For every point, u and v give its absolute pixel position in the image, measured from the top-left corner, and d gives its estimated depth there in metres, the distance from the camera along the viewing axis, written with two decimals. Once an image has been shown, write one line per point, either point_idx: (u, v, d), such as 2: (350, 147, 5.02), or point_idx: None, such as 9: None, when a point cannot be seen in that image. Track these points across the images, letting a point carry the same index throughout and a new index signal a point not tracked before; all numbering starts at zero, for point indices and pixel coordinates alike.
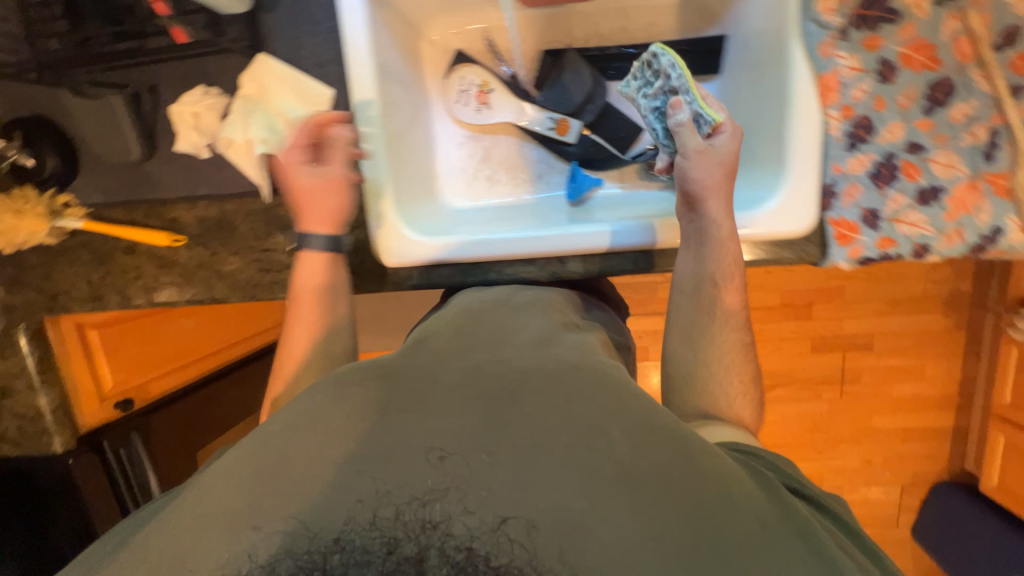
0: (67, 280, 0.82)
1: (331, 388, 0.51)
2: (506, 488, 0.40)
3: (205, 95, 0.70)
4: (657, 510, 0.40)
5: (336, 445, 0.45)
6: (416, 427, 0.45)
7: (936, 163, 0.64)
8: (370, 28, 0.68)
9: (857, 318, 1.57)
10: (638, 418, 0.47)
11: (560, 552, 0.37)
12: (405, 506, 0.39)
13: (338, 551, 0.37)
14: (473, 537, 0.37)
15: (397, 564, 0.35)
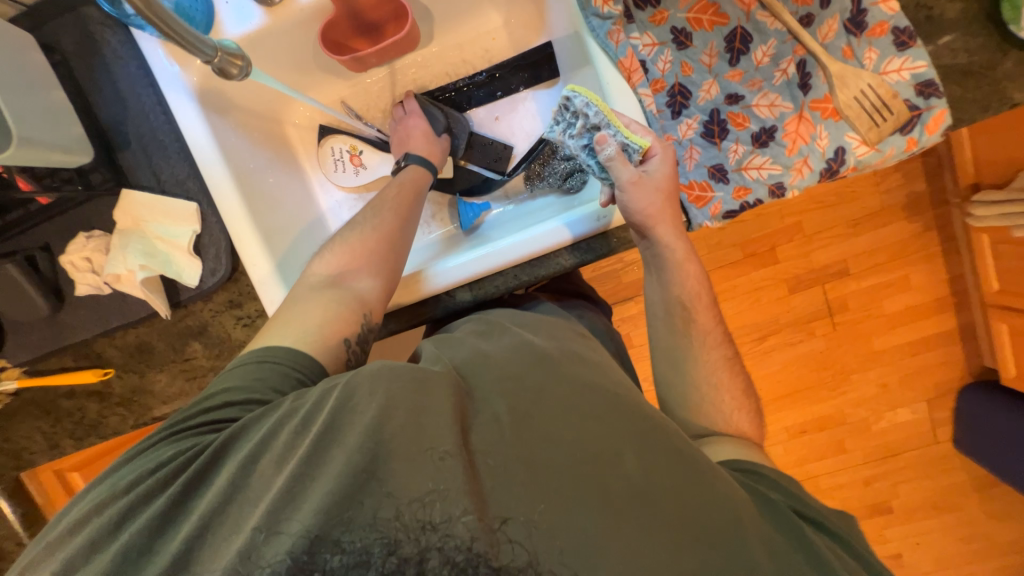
0: (23, 438, 0.86)
1: (372, 376, 0.48)
2: (513, 500, 0.43)
3: (87, 240, 0.75)
4: (659, 516, 0.44)
5: (358, 444, 0.45)
6: (416, 444, 0.44)
7: (759, 107, 0.67)
8: (215, 139, 0.75)
9: (825, 247, 1.42)
10: (654, 436, 0.50)
11: (558, 552, 0.42)
12: (406, 507, 0.42)
13: (340, 552, 0.41)
14: (473, 539, 0.41)
15: (399, 564, 0.41)
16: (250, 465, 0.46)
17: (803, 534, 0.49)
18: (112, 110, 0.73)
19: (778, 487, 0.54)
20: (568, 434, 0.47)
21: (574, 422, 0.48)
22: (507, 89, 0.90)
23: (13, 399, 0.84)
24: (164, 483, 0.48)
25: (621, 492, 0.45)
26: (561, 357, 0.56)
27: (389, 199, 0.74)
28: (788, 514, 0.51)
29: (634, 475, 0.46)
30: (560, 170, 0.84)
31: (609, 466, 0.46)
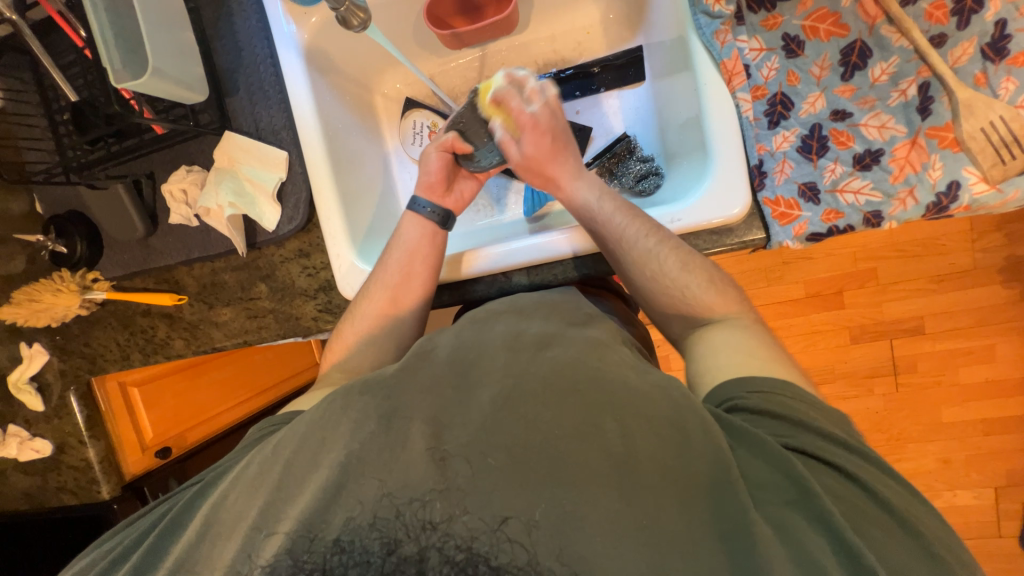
0: (102, 344, 0.95)
1: (335, 401, 0.46)
2: (509, 490, 0.38)
3: (187, 173, 0.81)
4: (652, 504, 0.38)
5: (336, 452, 0.42)
6: (409, 428, 0.42)
7: (867, 127, 0.63)
8: (313, 96, 0.79)
9: (902, 298, 1.30)
10: (631, 403, 0.42)
11: (559, 550, 0.36)
12: (406, 506, 0.38)
13: (338, 551, 0.37)
14: (473, 538, 0.36)
15: (398, 564, 0.36)
16: (238, 485, 0.45)
17: (805, 484, 0.40)
18: (228, 58, 0.79)
19: (770, 423, 0.46)
20: (543, 416, 0.41)
21: (547, 403, 0.42)
22: (589, 87, 0.89)
23: (98, 308, 0.93)
24: (172, 504, 0.52)
25: (601, 468, 0.39)
26: (597, 343, 0.52)
27: (393, 257, 0.72)
28: (792, 467, 0.41)
29: (614, 446, 0.40)
30: (634, 171, 0.84)
31: (596, 457, 0.39)
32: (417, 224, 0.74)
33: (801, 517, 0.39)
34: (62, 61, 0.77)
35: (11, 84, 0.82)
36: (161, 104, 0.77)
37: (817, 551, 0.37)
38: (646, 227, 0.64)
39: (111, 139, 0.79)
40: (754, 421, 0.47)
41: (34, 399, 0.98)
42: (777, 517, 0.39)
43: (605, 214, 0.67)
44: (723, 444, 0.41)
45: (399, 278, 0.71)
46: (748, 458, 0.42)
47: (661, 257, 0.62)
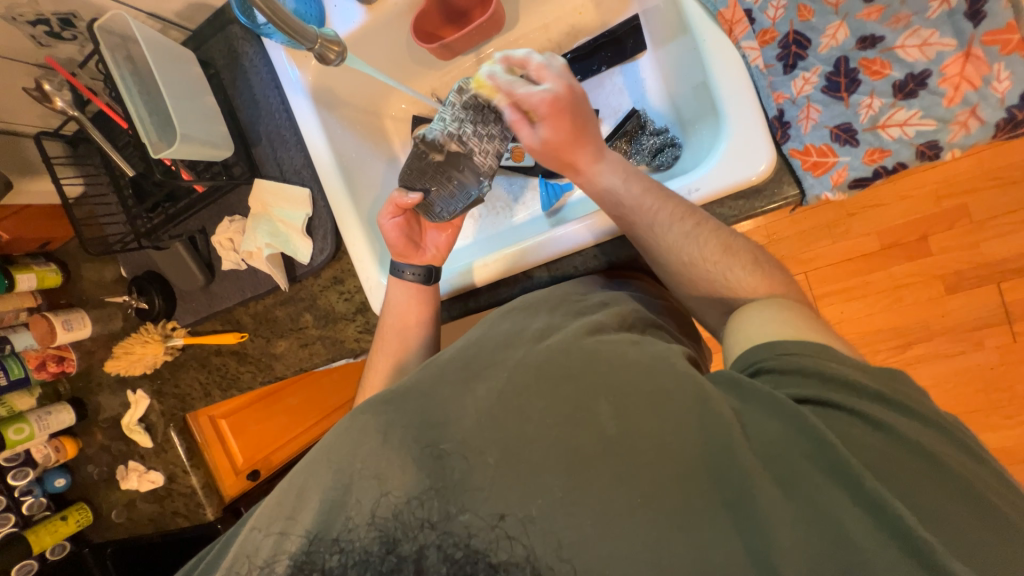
0: (188, 385, 1.07)
1: (343, 420, 0.47)
2: (507, 491, 0.38)
3: (231, 223, 0.89)
4: (653, 487, 0.36)
5: (338, 460, 0.43)
6: (409, 435, 0.43)
7: (905, 48, 0.54)
8: (324, 133, 0.84)
9: (1001, 235, 1.12)
10: (628, 385, 0.41)
11: (558, 546, 0.36)
12: (404, 507, 0.40)
13: (338, 551, 0.40)
14: (472, 535, 0.38)
15: (397, 563, 0.39)
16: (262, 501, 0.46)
17: (818, 435, 0.35)
18: (249, 112, 0.86)
19: (797, 383, 0.40)
20: (536, 407, 0.41)
21: (542, 393, 0.42)
22: (590, 68, 0.86)
23: (180, 353, 1.05)
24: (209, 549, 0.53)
25: (599, 455, 0.38)
26: (613, 333, 0.50)
27: (389, 324, 0.74)
28: (804, 418, 0.36)
29: (610, 428, 0.39)
30: (648, 146, 0.79)
31: (592, 442, 0.38)
32: (403, 289, 0.74)
33: (816, 470, 0.35)
34: (121, 142, 0.89)
35: (87, 169, 0.96)
36: (200, 165, 0.85)
37: (832, 502, 0.34)
38: (682, 210, 0.58)
39: (167, 203, 0.88)
40: (779, 383, 0.41)
41: (144, 436, 1.11)
42: (790, 477, 0.35)
43: (635, 200, 0.59)
44: (724, 410, 0.38)
45: (399, 326, 0.73)
46: (756, 416, 0.38)
47: (701, 240, 0.56)
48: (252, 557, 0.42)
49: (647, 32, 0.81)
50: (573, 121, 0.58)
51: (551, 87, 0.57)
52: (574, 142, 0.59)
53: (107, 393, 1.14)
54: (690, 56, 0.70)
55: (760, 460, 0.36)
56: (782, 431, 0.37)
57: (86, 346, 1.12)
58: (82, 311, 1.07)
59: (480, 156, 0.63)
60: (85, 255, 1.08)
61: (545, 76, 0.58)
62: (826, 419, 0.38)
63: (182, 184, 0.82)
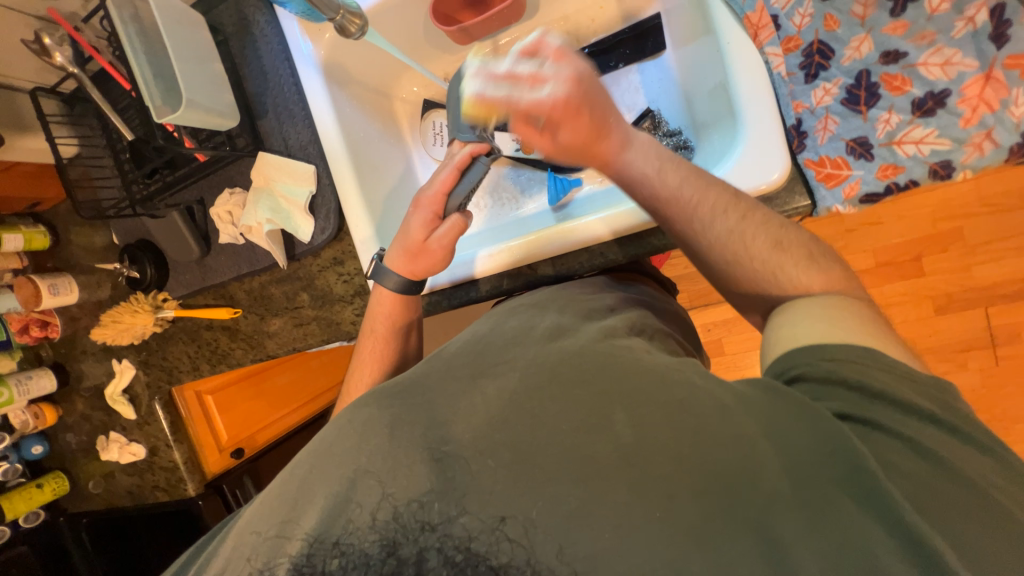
0: (176, 358, 1.05)
1: (346, 414, 0.46)
2: (508, 488, 0.37)
3: (231, 196, 0.87)
4: (664, 495, 0.36)
5: (339, 453, 0.42)
6: (415, 433, 0.42)
7: (927, 66, 0.54)
8: (334, 109, 0.82)
9: (994, 261, 1.14)
10: (642, 392, 0.40)
11: (559, 550, 0.35)
12: (405, 508, 0.38)
13: (338, 554, 0.38)
14: (472, 538, 0.37)
15: (398, 565, 0.37)
16: (261, 497, 0.46)
17: (859, 459, 0.35)
18: (256, 83, 0.84)
19: (831, 394, 0.41)
20: (542, 406, 0.40)
21: (552, 394, 0.41)
22: (607, 64, 0.85)
23: (169, 325, 1.03)
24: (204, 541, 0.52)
25: (608, 458, 0.37)
26: (621, 335, 0.49)
27: (378, 319, 0.72)
28: (848, 442, 0.36)
29: (623, 434, 0.38)
30: None
31: (598, 445, 0.38)
32: (387, 297, 0.71)
33: (849, 495, 0.35)
34: (121, 105, 0.86)
35: (82, 130, 0.93)
36: (202, 134, 0.83)
37: (858, 519, 0.34)
38: (725, 200, 0.53)
39: (165, 170, 0.86)
40: (810, 391, 0.42)
41: (128, 408, 1.09)
42: (824, 500, 0.35)
43: (673, 189, 0.55)
44: (753, 424, 0.38)
45: (394, 323, 0.71)
46: (787, 428, 0.37)
47: (746, 236, 0.52)
48: (251, 560, 0.41)
49: (667, 31, 0.81)
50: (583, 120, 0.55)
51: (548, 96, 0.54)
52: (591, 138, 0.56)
53: (91, 362, 1.11)
54: (711, 58, 0.70)
55: (788, 474, 0.36)
56: (819, 451, 0.36)
57: (72, 313, 1.09)
58: (70, 276, 1.04)
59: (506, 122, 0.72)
60: (75, 220, 1.05)
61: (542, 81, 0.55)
62: (866, 440, 0.38)
63: (183, 152, 0.79)
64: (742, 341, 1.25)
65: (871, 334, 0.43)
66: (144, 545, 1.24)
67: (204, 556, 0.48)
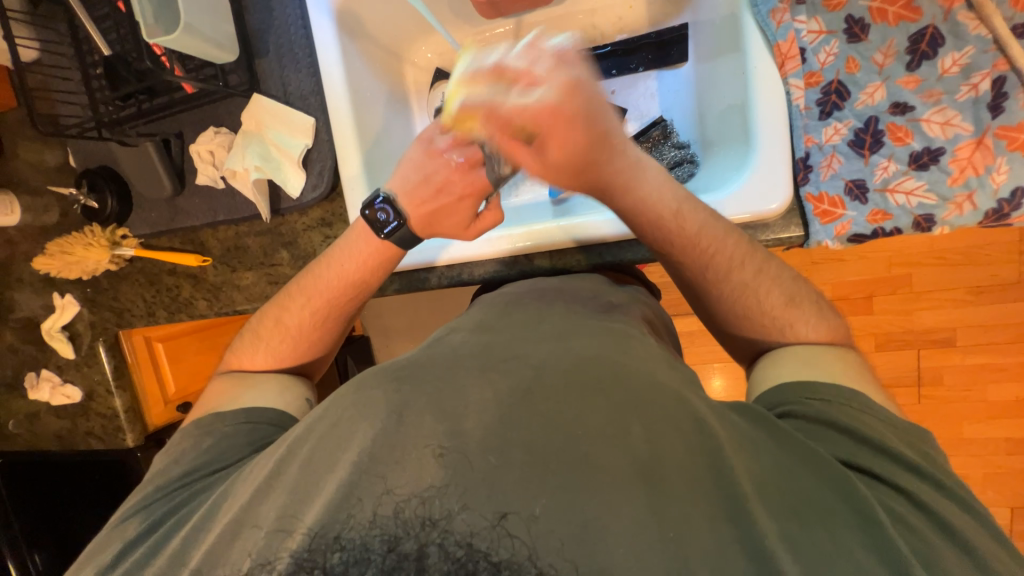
0: (128, 300, 0.97)
1: (346, 394, 0.44)
2: (513, 483, 0.36)
3: (215, 134, 0.80)
4: (677, 516, 0.35)
5: (346, 444, 0.40)
6: (423, 418, 0.39)
7: (929, 123, 0.58)
8: (342, 61, 0.77)
9: (935, 308, 1.24)
10: (647, 405, 0.41)
11: (561, 546, 0.34)
12: (405, 504, 0.35)
13: (339, 549, 0.35)
14: (473, 534, 0.34)
15: (397, 562, 0.33)
16: (253, 487, 0.43)
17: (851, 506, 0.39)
18: (259, 17, 0.78)
19: (828, 439, 0.45)
20: (548, 403, 0.40)
21: (560, 394, 0.41)
22: (627, 65, 0.85)
23: (126, 264, 0.95)
24: (175, 505, 0.51)
25: (622, 470, 0.37)
26: (626, 343, 0.50)
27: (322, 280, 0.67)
28: (850, 493, 0.40)
29: (638, 450, 0.38)
30: (668, 157, 0.81)
31: (605, 452, 0.37)
32: (363, 237, 0.67)
33: (856, 547, 0.37)
34: (98, 14, 0.77)
35: (45, 34, 0.83)
36: (191, 62, 0.77)
37: (850, 555, 0.36)
38: (736, 256, 0.56)
39: (143, 96, 0.79)
40: (808, 431, 0.46)
41: (65, 346, 1.00)
42: (824, 545, 0.36)
43: (689, 235, 0.56)
44: (759, 460, 0.41)
45: (331, 305, 0.68)
46: (792, 478, 0.40)
47: (763, 289, 0.55)
48: (250, 554, 0.38)
49: (690, 42, 0.81)
50: (575, 125, 0.53)
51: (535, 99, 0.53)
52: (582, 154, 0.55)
53: (26, 293, 1.01)
54: (732, 79, 0.71)
55: (791, 507, 0.38)
56: (815, 487, 0.40)
57: (11, 236, 0.98)
58: (12, 196, 0.93)
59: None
60: (23, 132, 0.93)
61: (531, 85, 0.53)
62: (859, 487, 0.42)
63: (168, 79, 0.73)
64: (705, 354, 1.32)
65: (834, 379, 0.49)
66: (73, 495, 1.16)
67: (181, 532, 0.46)
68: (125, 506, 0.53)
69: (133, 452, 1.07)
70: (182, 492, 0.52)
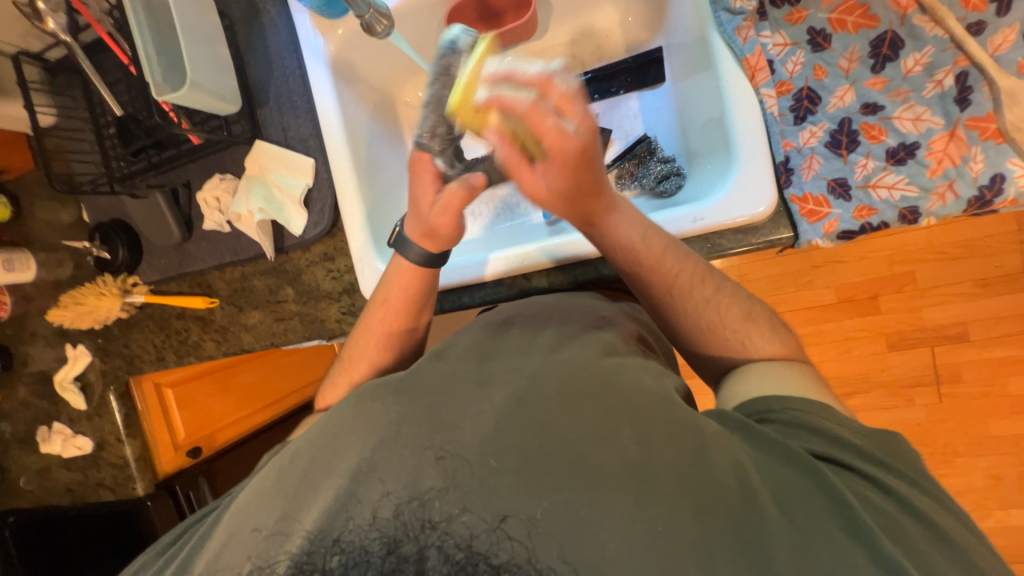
0: (139, 346, 0.99)
1: (348, 404, 0.46)
2: (512, 492, 0.36)
3: (221, 181, 0.84)
4: (675, 515, 0.35)
5: (348, 450, 0.41)
6: (420, 431, 0.40)
7: (901, 119, 0.60)
8: (338, 104, 0.82)
9: (940, 304, 1.24)
10: (644, 408, 0.41)
11: (559, 549, 0.35)
12: (405, 505, 0.37)
13: (338, 551, 0.36)
14: (473, 536, 0.35)
15: (398, 563, 0.35)
16: (255, 495, 0.44)
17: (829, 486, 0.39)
18: (260, 71, 0.83)
19: (801, 436, 0.44)
20: (545, 413, 0.40)
21: (558, 404, 0.41)
22: (609, 90, 0.89)
23: (136, 311, 0.97)
24: (189, 535, 0.49)
25: (616, 471, 0.37)
26: (622, 352, 0.50)
27: (374, 313, 0.69)
28: (821, 472, 0.40)
29: (636, 454, 0.38)
30: (655, 172, 0.83)
31: (603, 457, 0.38)
32: (408, 270, 0.67)
33: (833, 522, 0.37)
34: (111, 79, 0.83)
35: (62, 100, 0.88)
36: (198, 116, 0.81)
37: (830, 534, 0.36)
38: (698, 274, 0.58)
39: (152, 150, 0.83)
40: (783, 432, 0.45)
41: (77, 397, 1.01)
42: (806, 523, 0.37)
43: (650, 263, 0.58)
44: (740, 451, 0.41)
45: (396, 328, 0.69)
46: (772, 462, 0.41)
47: (720, 306, 0.57)
48: (251, 556, 0.39)
49: (667, 63, 0.85)
50: (583, 175, 0.52)
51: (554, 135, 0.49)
52: (582, 196, 0.55)
53: (40, 346, 1.03)
54: (709, 93, 0.74)
55: (773, 500, 0.37)
56: (791, 472, 0.40)
57: (27, 292, 1.01)
58: (27, 252, 0.98)
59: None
60: (41, 192, 0.98)
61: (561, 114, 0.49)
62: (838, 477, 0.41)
63: (176, 133, 0.78)
64: None
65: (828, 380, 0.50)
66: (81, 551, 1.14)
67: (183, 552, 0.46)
68: (172, 530, 0.53)
69: (141, 502, 1.04)
70: (200, 520, 0.51)
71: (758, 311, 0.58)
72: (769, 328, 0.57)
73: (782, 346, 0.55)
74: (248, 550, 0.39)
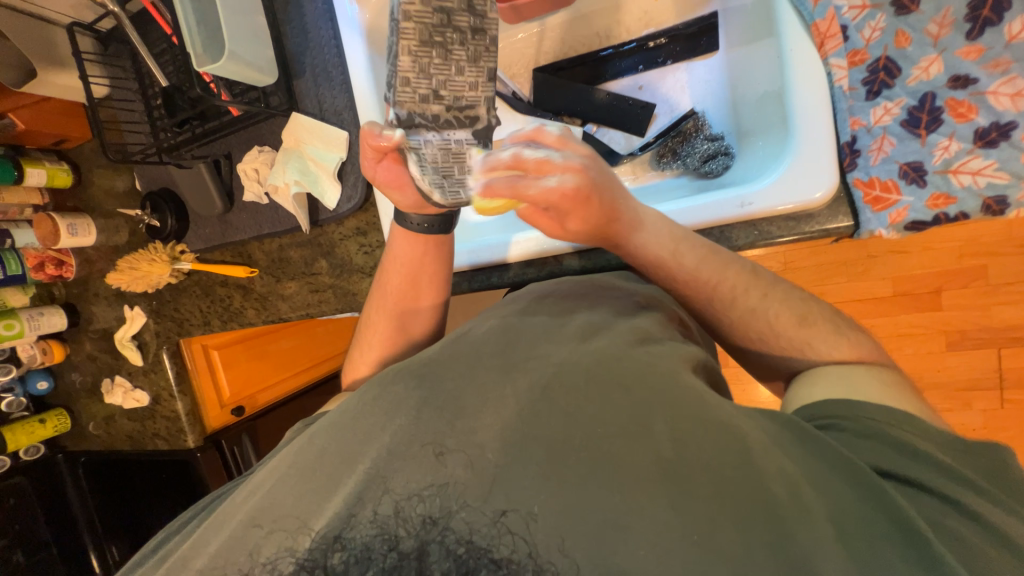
0: (187, 310, 1.05)
1: (369, 392, 0.46)
2: (536, 484, 0.36)
3: (259, 153, 0.86)
4: (705, 520, 0.34)
5: (362, 447, 0.41)
6: (440, 418, 0.41)
7: (997, 95, 0.52)
8: (373, 75, 0.81)
9: (1016, 303, 1.12)
10: (681, 405, 0.39)
11: (561, 541, 0.34)
12: (406, 502, 0.37)
13: (339, 548, 0.36)
14: (473, 532, 0.35)
15: (398, 561, 0.35)
16: (271, 476, 0.44)
17: (892, 512, 0.36)
18: (296, 40, 0.82)
19: (868, 448, 0.41)
20: (573, 405, 0.39)
21: (587, 396, 0.40)
22: (655, 59, 0.84)
23: (184, 277, 1.02)
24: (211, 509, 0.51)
25: (645, 470, 0.36)
26: (658, 345, 0.48)
27: (392, 287, 0.69)
28: (886, 496, 0.37)
29: (667, 452, 0.37)
30: (701, 151, 0.77)
31: (631, 456, 0.36)
32: (409, 242, 0.66)
33: (897, 556, 0.34)
34: (157, 50, 0.85)
35: (114, 71, 0.92)
36: (237, 88, 0.83)
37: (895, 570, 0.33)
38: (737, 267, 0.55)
39: (196, 122, 0.85)
40: (848, 442, 0.42)
41: (135, 354, 1.09)
42: (861, 555, 0.34)
43: (689, 270, 0.56)
44: (787, 464, 0.38)
45: (403, 301, 0.69)
46: (828, 478, 0.38)
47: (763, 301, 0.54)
48: (254, 555, 0.39)
49: (721, 30, 0.79)
50: (596, 206, 0.52)
51: (556, 194, 0.50)
52: (602, 223, 0.54)
53: (102, 305, 1.11)
54: (768, 64, 0.68)
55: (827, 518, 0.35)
56: (846, 489, 0.37)
57: (90, 255, 1.08)
58: (89, 218, 1.03)
59: (464, 78, 0.55)
60: (97, 160, 1.03)
61: (551, 167, 0.50)
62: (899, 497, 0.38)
63: (216, 104, 0.79)
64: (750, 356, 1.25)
65: (880, 388, 0.46)
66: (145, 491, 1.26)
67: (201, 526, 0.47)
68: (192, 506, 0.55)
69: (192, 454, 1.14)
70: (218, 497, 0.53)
71: (803, 311, 0.54)
72: (823, 326, 0.53)
73: (839, 345, 0.51)
74: (260, 540, 0.40)
